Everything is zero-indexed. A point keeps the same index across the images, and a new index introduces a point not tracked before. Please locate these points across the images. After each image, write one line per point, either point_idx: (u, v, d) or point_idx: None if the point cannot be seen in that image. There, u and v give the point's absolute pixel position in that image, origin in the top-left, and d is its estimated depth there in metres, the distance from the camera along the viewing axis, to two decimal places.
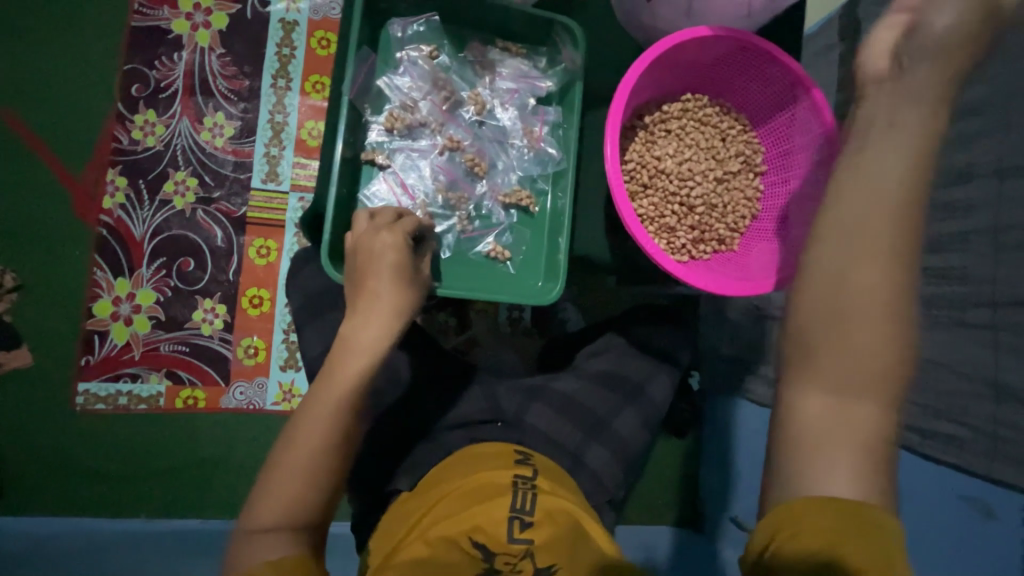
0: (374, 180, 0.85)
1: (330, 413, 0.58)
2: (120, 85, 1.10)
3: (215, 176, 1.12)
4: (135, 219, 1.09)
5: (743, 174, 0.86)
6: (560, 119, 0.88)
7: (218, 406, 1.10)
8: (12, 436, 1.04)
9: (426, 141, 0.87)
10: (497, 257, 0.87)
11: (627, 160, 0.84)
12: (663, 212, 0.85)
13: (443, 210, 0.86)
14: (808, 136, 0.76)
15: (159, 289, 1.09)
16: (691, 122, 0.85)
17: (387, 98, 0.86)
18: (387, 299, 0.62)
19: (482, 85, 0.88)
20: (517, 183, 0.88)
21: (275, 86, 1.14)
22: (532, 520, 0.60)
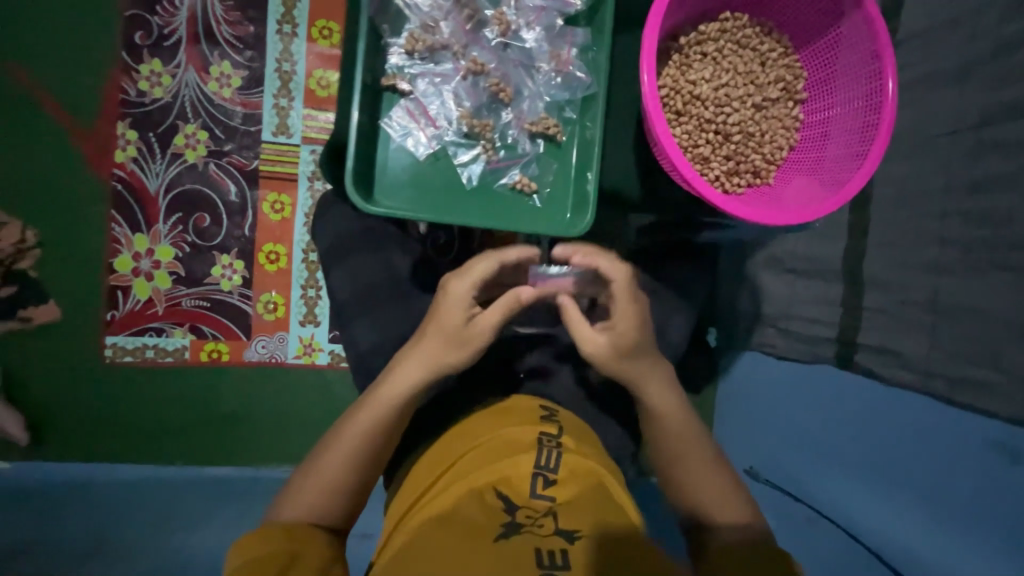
0: (396, 106, 0.81)
1: (363, 428, 0.65)
2: (123, 34, 1.06)
3: (226, 129, 1.09)
4: (149, 173, 1.08)
5: (782, 102, 0.81)
6: (589, 41, 0.83)
7: (241, 360, 1.12)
8: (43, 387, 1.07)
9: (448, 65, 0.83)
10: (523, 190, 0.84)
11: (660, 85, 0.80)
12: (697, 141, 0.81)
13: (465, 139, 0.83)
14: (858, 55, 0.72)
15: (177, 245, 1.09)
16: (730, 44, 0.80)
17: (406, 19, 0.82)
18: (430, 351, 0.67)
19: (508, 4, 0.84)
20: (543, 111, 0.84)
21: (280, 32, 1.09)
22: (555, 478, 0.60)
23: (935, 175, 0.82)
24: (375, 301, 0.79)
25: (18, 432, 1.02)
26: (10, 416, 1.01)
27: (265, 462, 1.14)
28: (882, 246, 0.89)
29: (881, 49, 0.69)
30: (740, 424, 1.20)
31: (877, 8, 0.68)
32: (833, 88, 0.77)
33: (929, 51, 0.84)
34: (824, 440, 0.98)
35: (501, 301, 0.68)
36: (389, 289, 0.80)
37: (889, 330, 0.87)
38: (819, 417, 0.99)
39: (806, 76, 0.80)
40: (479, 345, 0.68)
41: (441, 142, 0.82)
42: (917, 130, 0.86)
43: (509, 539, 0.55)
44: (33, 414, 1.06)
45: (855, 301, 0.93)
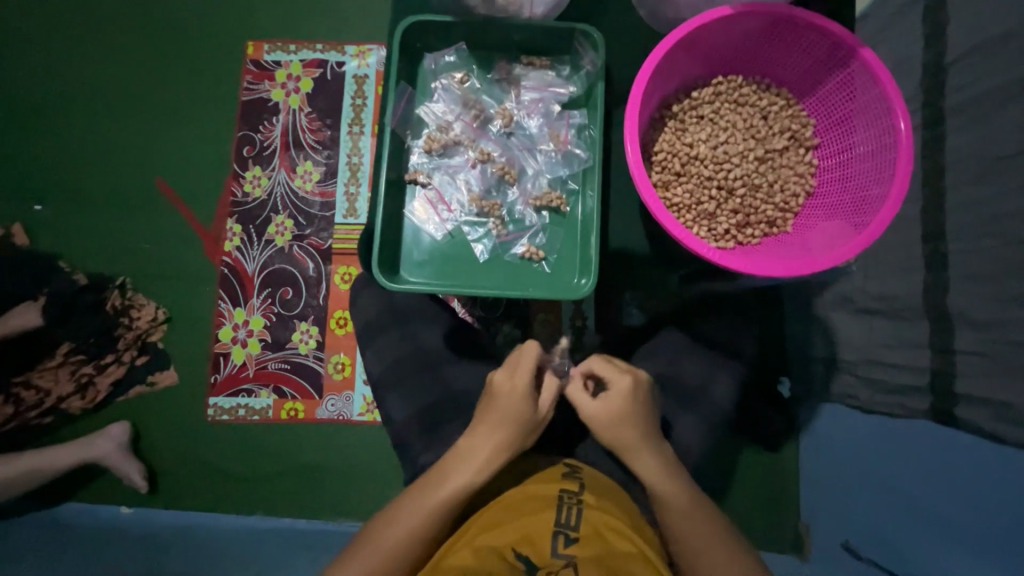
0: (415, 197, 0.92)
1: (426, 515, 0.65)
2: (235, 150, 1.33)
3: (307, 216, 1.29)
4: (248, 257, 1.30)
5: (792, 150, 0.82)
6: (586, 121, 0.92)
7: (314, 417, 1.24)
8: (162, 441, 1.26)
9: (461, 157, 0.94)
10: (531, 257, 0.90)
11: (657, 150, 0.83)
12: (700, 199, 0.83)
13: (477, 217, 0.92)
14: (864, 99, 0.71)
15: (266, 315, 1.27)
16: (726, 104, 0.83)
17: (425, 124, 0.94)
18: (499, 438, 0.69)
19: (510, 100, 0.94)
20: (547, 186, 0.92)
21: (350, 133, 1.30)
22: (576, 536, 0.60)
23: (1012, 198, 0.73)
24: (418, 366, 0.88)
25: (140, 481, 1.20)
26: (134, 467, 1.20)
27: (333, 515, 1.21)
28: (961, 279, 0.79)
29: (886, 91, 0.68)
30: (825, 473, 1.09)
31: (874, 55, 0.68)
32: (845, 132, 0.77)
33: (982, 69, 0.77)
34: (923, 501, 0.84)
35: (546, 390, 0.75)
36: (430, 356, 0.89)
37: (990, 377, 0.74)
38: (914, 475, 0.86)
39: (815, 122, 0.81)
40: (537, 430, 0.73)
41: (455, 223, 0.91)
42: (979, 152, 0.77)
43: None
44: (152, 465, 1.25)
45: (944, 344, 0.81)
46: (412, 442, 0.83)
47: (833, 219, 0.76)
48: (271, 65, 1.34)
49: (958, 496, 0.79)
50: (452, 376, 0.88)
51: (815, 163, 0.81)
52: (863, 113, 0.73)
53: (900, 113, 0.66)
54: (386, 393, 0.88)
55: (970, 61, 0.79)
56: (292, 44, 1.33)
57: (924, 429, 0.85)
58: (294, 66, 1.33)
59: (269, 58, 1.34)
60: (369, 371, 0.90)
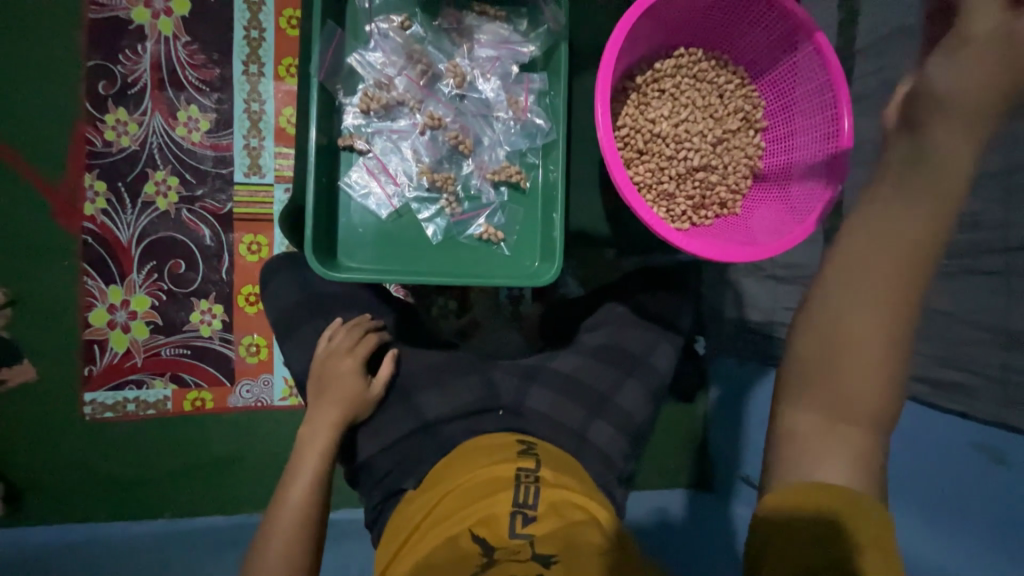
0: (355, 166, 0.82)
1: (291, 520, 0.66)
2: (86, 84, 1.05)
3: (197, 173, 1.08)
4: (120, 224, 1.06)
5: (744, 131, 0.86)
6: (546, 87, 0.84)
7: (226, 406, 1.10)
8: (24, 449, 1.04)
9: (406, 121, 0.84)
10: (490, 239, 0.85)
11: (621, 125, 0.84)
12: (660, 179, 0.85)
13: (428, 193, 0.83)
14: (810, 85, 0.76)
15: (153, 294, 1.07)
16: (686, 78, 0.85)
17: (360, 77, 0.82)
18: (330, 407, 0.75)
19: (460, 55, 0.84)
20: (504, 159, 0.85)
21: (246, 73, 1.09)
22: (534, 514, 0.59)
23: None
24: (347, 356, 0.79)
25: None
26: None
27: (254, 509, 1.10)
28: None
29: (831, 80, 0.72)
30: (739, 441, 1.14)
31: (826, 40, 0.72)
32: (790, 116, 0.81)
33: (882, 59, 0.80)
34: None
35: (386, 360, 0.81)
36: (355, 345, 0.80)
37: None
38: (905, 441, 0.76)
39: (765, 104, 0.85)
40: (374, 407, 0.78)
41: (402, 199, 0.83)
42: None
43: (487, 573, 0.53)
44: (13, 477, 1.04)
45: None
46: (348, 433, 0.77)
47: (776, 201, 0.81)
48: None
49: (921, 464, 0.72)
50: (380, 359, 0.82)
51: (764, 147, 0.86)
52: (808, 96, 0.77)
53: (845, 105, 0.71)
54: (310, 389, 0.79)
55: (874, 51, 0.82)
56: None
57: None
58: None
59: None
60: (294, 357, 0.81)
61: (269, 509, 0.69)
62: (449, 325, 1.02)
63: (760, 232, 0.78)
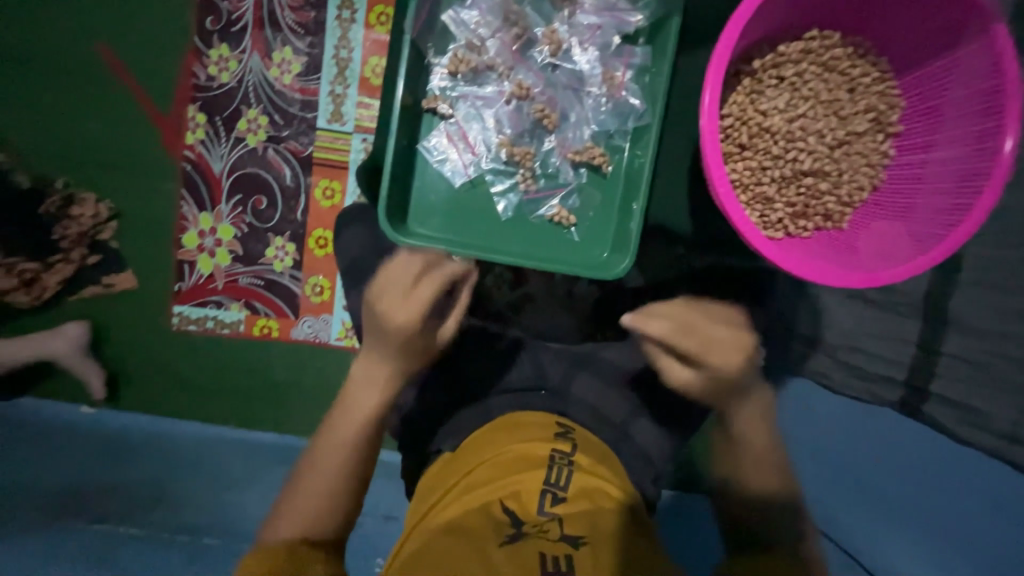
0: (437, 130, 0.80)
1: (340, 449, 0.69)
2: (196, 18, 1.10)
3: (285, 115, 1.12)
4: (214, 156, 1.14)
5: (871, 134, 0.76)
6: (648, 62, 0.79)
7: (289, 337, 1.19)
8: (123, 346, 1.19)
9: (493, 88, 0.81)
10: (561, 222, 0.82)
11: (725, 113, 0.77)
12: (758, 179, 0.77)
13: (505, 166, 0.82)
14: (972, 88, 0.66)
15: (237, 225, 1.15)
16: (813, 67, 0.76)
17: (451, 35, 0.80)
18: (393, 363, 0.70)
19: (559, 20, 0.80)
20: (589, 138, 0.81)
21: (339, 18, 1.09)
22: (564, 496, 0.60)
23: None
24: None
25: (99, 386, 1.15)
26: (94, 371, 1.14)
27: (304, 432, 1.21)
28: (971, 284, 0.81)
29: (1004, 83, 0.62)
30: None
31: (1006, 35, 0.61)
32: (936, 123, 0.71)
33: None
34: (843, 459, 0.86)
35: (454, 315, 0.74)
36: None
37: (969, 382, 0.77)
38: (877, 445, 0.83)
39: (903, 106, 0.75)
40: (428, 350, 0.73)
41: (478, 168, 0.81)
42: None
43: (516, 546, 0.54)
44: (114, 368, 1.20)
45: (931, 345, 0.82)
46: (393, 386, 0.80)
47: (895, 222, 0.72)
48: None
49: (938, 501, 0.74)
50: None
51: (891, 154, 0.76)
52: (965, 103, 0.67)
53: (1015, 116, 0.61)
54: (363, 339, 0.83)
55: None
56: None
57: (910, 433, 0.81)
58: None
59: None
60: (353, 306, 0.84)
61: (322, 431, 0.72)
62: (501, 296, 1.02)
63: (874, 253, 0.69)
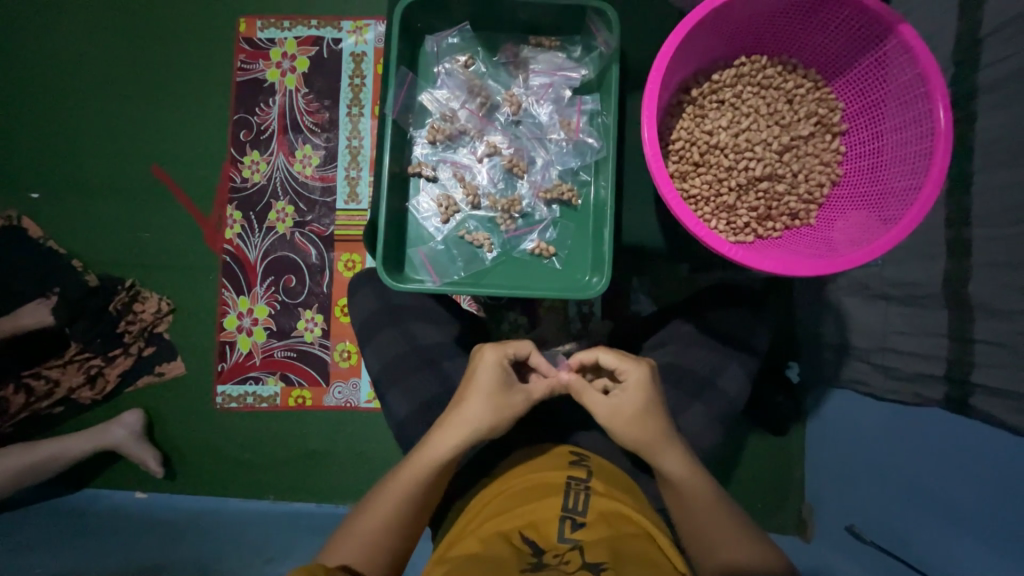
0: (422, 191, 0.90)
1: (413, 483, 0.66)
2: (231, 133, 1.29)
3: (308, 202, 1.26)
4: (249, 245, 1.28)
5: (819, 136, 0.81)
6: (598, 107, 0.88)
7: (322, 404, 1.24)
8: (174, 429, 1.28)
9: (467, 149, 0.91)
10: (541, 254, 0.88)
11: (675, 139, 0.82)
12: (718, 191, 0.82)
13: (485, 212, 0.90)
14: (899, 81, 0.70)
15: (270, 304, 1.26)
16: (748, 87, 0.82)
17: (428, 112, 0.90)
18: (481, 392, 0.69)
19: (517, 85, 0.91)
20: (557, 178, 0.89)
21: (350, 114, 1.26)
22: (583, 521, 0.59)
23: None
24: (415, 367, 0.86)
25: (156, 466, 1.22)
26: (150, 453, 1.22)
27: (341, 499, 1.23)
28: (983, 266, 0.73)
29: (924, 73, 0.66)
30: (836, 470, 1.03)
31: (913, 32, 0.66)
32: (878, 116, 0.75)
33: (1018, 42, 0.69)
34: (899, 470, 0.86)
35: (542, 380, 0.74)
36: (421, 357, 0.87)
37: (1008, 368, 0.69)
38: (892, 459, 0.88)
39: (844, 107, 0.80)
40: (517, 413, 0.70)
41: (463, 216, 0.90)
42: (1012, 133, 0.70)
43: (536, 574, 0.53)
44: (167, 451, 1.27)
45: (962, 333, 0.75)
46: (411, 437, 0.82)
47: (858, 211, 0.75)
48: (265, 44, 1.28)
49: (977, 492, 0.73)
50: (442, 369, 0.87)
51: (843, 150, 0.80)
52: (897, 95, 0.71)
53: (941, 99, 0.64)
54: (380, 396, 0.87)
55: (1008, 32, 0.71)
56: (287, 20, 1.28)
57: (942, 419, 0.79)
58: (288, 44, 1.28)
59: (262, 36, 1.29)
60: (371, 363, 0.89)
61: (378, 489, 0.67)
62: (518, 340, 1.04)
63: (845, 243, 0.72)
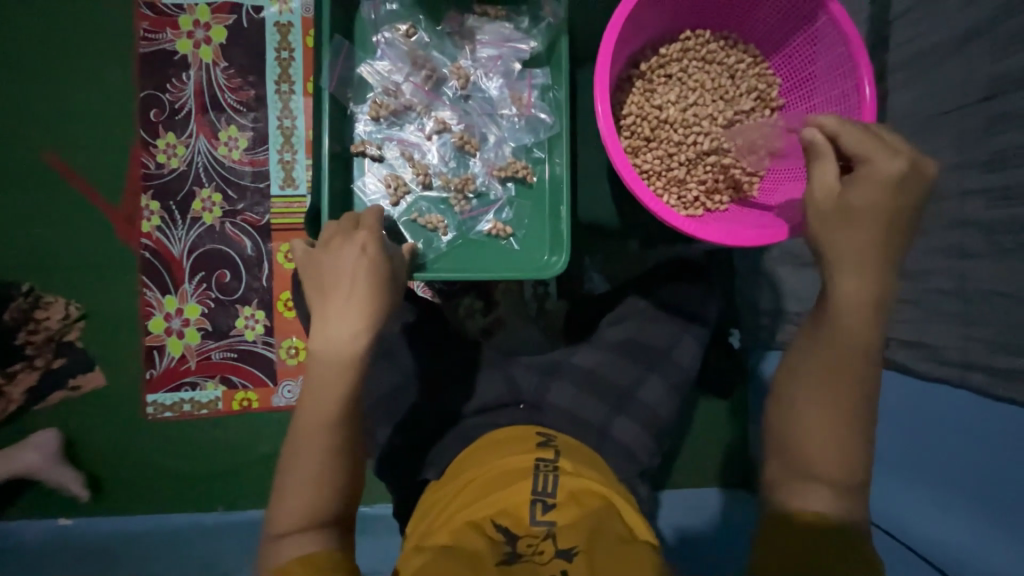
0: (368, 170, 0.85)
1: (323, 408, 0.60)
2: (139, 113, 1.15)
3: (237, 188, 1.16)
4: (172, 239, 1.15)
5: (758, 111, 0.85)
6: (549, 81, 0.87)
7: (270, 405, 1.17)
8: (97, 447, 1.15)
9: (415, 126, 0.87)
10: (498, 234, 0.87)
11: (626, 114, 0.83)
12: (669, 165, 0.84)
13: (438, 193, 0.87)
14: (831, 55, 0.74)
15: (203, 302, 1.15)
16: (694, 62, 0.84)
17: (369, 85, 0.85)
18: (331, 283, 0.63)
19: (464, 57, 0.87)
20: (511, 155, 0.87)
21: (279, 92, 1.16)
22: (554, 502, 0.60)
23: (952, 153, 0.74)
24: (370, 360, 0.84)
25: (81, 489, 1.11)
26: (71, 475, 1.10)
27: None
28: None
29: (852, 50, 0.71)
30: None
31: (842, 9, 0.70)
32: (812, 90, 0.79)
33: (923, 26, 0.77)
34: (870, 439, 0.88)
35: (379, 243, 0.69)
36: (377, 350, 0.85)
37: (916, 321, 0.80)
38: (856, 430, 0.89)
39: (781, 82, 0.84)
40: (376, 279, 0.63)
41: (414, 198, 0.86)
42: (920, 108, 0.78)
43: (510, 567, 0.56)
44: (93, 471, 1.15)
45: None
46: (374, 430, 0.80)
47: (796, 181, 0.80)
48: (172, 10, 1.14)
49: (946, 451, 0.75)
50: (401, 360, 0.85)
51: None
52: (828, 70, 0.76)
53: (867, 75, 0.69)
54: None
55: (915, 16, 0.78)
56: None
57: (904, 385, 0.83)
58: (200, 12, 1.14)
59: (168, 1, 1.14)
60: None
61: (295, 429, 0.61)
62: (475, 325, 1.03)
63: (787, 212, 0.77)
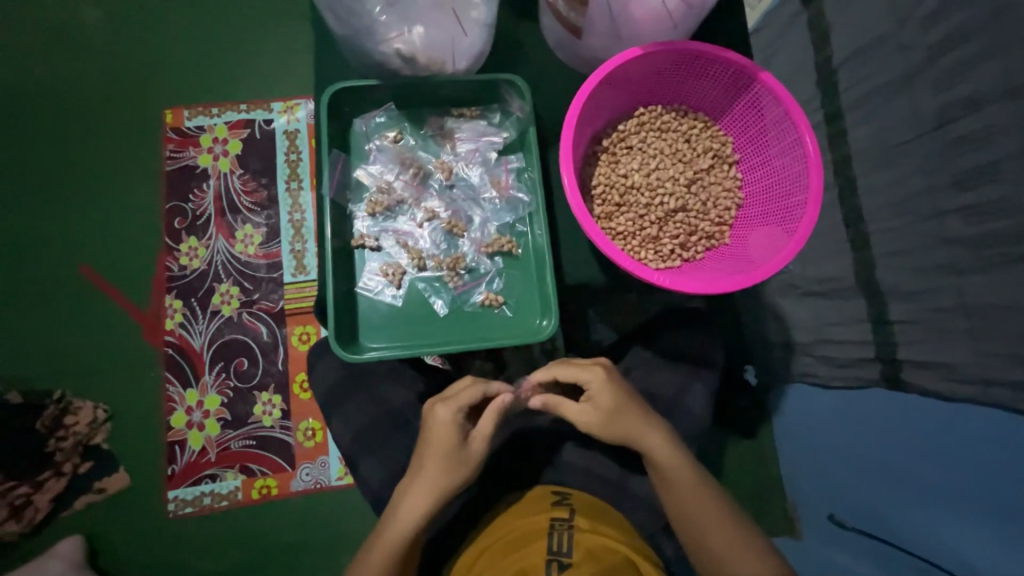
0: (367, 263, 0.92)
1: (382, 547, 0.68)
2: (165, 222, 1.26)
3: (253, 280, 1.24)
4: (193, 333, 1.22)
5: (717, 167, 0.91)
6: (524, 164, 0.95)
7: (289, 490, 1.16)
8: (119, 550, 1.14)
9: (407, 217, 0.94)
10: (491, 304, 0.91)
11: (596, 184, 0.91)
12: (642, 225, 0.90)
13: (431, 273, 0.92)
14: (772, 115, 0.81)
15: (222, 392, 1.19)
16: (650, 132, 0.92)
17: (365, 187, 0.94)
18: (434, 451, 0.70)
19: (446, 153, 0.96)
20: (496, 232, 0.94)
21: (289, 189, 1.27)
22: (570, 561, 0.59)
23: (922, 178, 0.76)
24: (385, 434, 0.85)
25: None
26: None
27: None
28: (885, 256, 0.83)
29: (788, 109, 0.78)
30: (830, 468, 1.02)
31: (774, 78, 0.78)
32: (762, 144, 0.86)
33: (866, 69, 0.83)
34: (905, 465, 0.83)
35: (491, 416, 0.73)
36: (391, 424, 0.86)
37: (926, 342, 0.78)
38: (883, 438, 0.87)
39: (732, 140, 0.91)
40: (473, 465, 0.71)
41: (409, 280, 0.92)
42: (881, 141, 0.82)
43: None
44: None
45: (880, 316, 0.85)
46: None
47: (764, 227, 0.85)
48: (194, 131, 1.29)
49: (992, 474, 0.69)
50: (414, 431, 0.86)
51: (740, 176, 0.90)
52: (774, 127, 0.82)
53: (805, 129, 0.75)
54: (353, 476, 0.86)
55: (854, 63, 0.85)
56: (215, 106, 1.29)
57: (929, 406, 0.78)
58: (219, 129, 1.29)
59: (191, 124, 1.29)
60: (340, 435, 0.87)
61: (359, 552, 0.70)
62: None
63: (757, 257, 0.81)
